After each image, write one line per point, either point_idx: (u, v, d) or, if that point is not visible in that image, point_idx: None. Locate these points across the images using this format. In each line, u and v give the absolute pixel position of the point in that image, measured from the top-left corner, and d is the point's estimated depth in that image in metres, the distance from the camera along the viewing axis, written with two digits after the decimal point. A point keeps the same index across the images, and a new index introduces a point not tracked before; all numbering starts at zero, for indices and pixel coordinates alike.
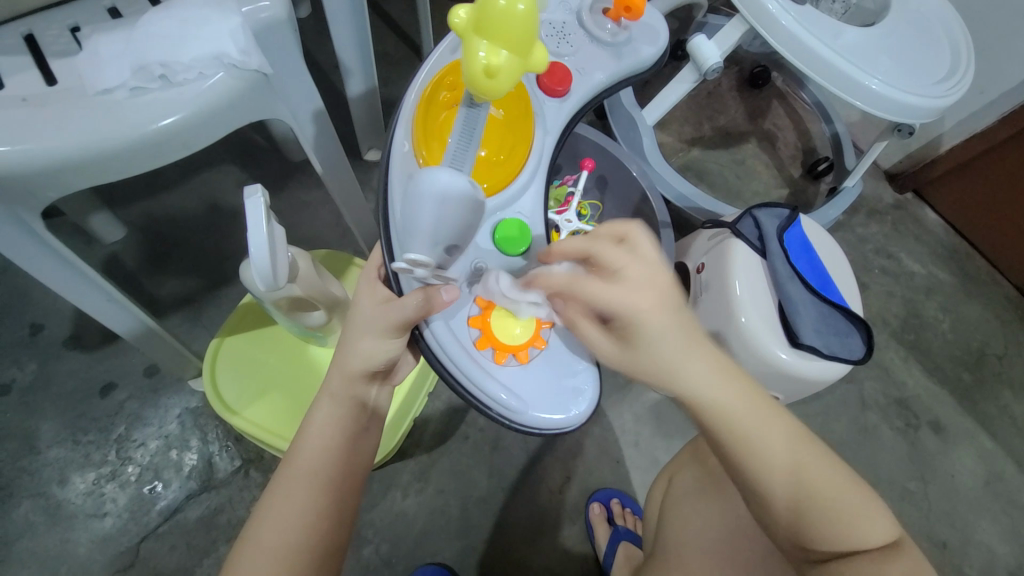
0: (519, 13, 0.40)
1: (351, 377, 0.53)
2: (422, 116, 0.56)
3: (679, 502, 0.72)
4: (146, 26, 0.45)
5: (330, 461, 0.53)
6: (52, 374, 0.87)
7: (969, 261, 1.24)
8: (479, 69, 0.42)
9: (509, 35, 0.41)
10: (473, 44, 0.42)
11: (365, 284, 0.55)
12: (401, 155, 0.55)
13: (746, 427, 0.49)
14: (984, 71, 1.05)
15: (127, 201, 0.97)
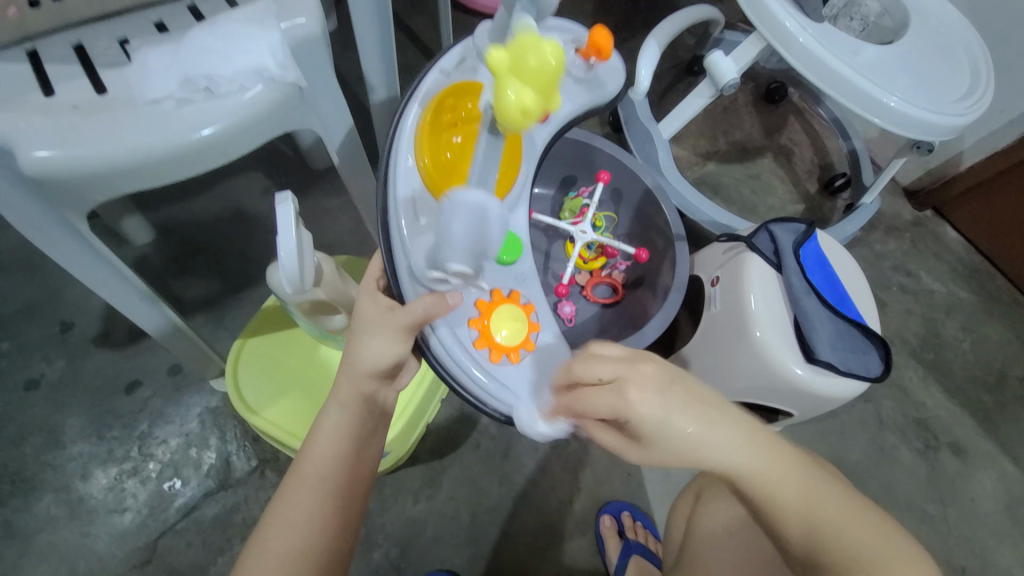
0: (553, 65, 0.39)
1: (360, 380, 0.54)
2: (424, 133, 0.59)
3: (702, 515, 0.72)
4: (193, 41, 0.47)
5: (338, 467, 0.53)
6: (81, 370, 0.90)
7: (991, 280, 1.22)
8: (512, 112, 0.40)
9: (542, 83, 0.40)
10: (506, 87, 0.40)
11: (366, 294, 0.57)
12: (404, 170, 0.58)
13: (766, 493, 0.49)
14: (1006, 89, 1.05)
15: (157, 205, 1.01)
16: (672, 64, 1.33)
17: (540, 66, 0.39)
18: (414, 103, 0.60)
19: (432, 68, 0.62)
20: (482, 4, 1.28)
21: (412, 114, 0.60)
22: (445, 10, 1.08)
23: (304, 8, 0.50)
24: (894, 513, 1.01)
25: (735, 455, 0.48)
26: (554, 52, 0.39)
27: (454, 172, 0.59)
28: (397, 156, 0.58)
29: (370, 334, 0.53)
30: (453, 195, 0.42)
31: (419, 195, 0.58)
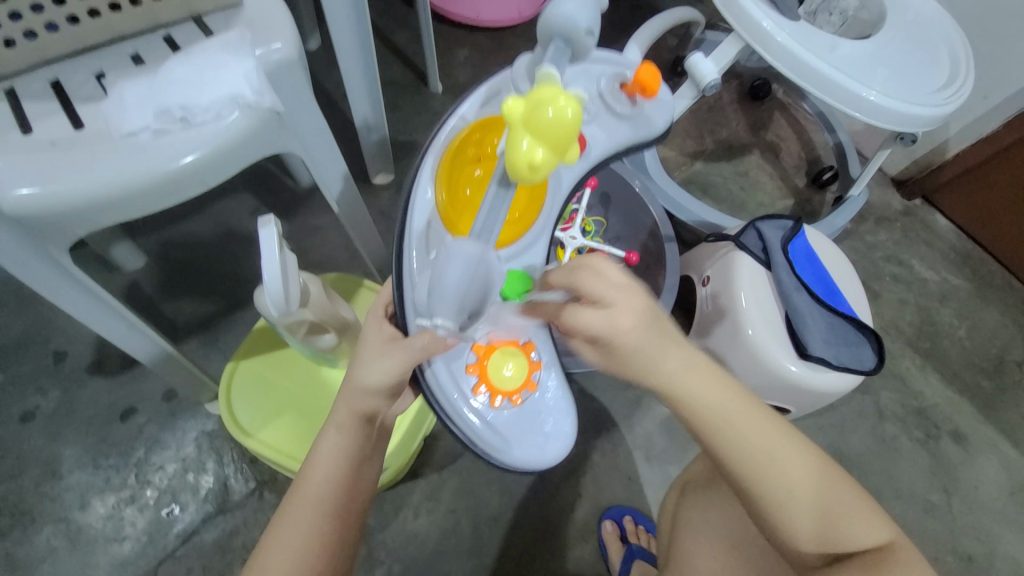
0: (569, 117, 0.38)
1: (359, 404, 0.53)
2: (445, 167, 0.61)
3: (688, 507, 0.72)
4: (168, 73, 0.48)
5: (336, 489, 0.53)
6: (75, 400, 0.90)
7: (983, 266, 1.22)
8: (520, 160, 0.39)
9: (557, 136, 0.39)
10: (517, 136, 0.39)
11: (373, 320, 0.58)
12: (421, 202, 0.60)
13: (751, 443, 0.51)
14: (986, 77, 1.06)
15: (146, 230, 1.01)
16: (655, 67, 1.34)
17: (557, 117, 0.38)
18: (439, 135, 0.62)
19: (464, 100, 0.64)
20: (463, 16, 1.29)
21: (436, 144, 0.62)
22: (426, 25, 1.09)
23: (280, 34, 0.50)
24: (897, 505, 1.00)
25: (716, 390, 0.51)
26: (571, 106, 0.38)
27: (469, 210, 0.61)
28: (417, 188, 0.60)
29: (371, 359, 0.52)
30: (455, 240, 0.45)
31: (433, 229, 0.59)
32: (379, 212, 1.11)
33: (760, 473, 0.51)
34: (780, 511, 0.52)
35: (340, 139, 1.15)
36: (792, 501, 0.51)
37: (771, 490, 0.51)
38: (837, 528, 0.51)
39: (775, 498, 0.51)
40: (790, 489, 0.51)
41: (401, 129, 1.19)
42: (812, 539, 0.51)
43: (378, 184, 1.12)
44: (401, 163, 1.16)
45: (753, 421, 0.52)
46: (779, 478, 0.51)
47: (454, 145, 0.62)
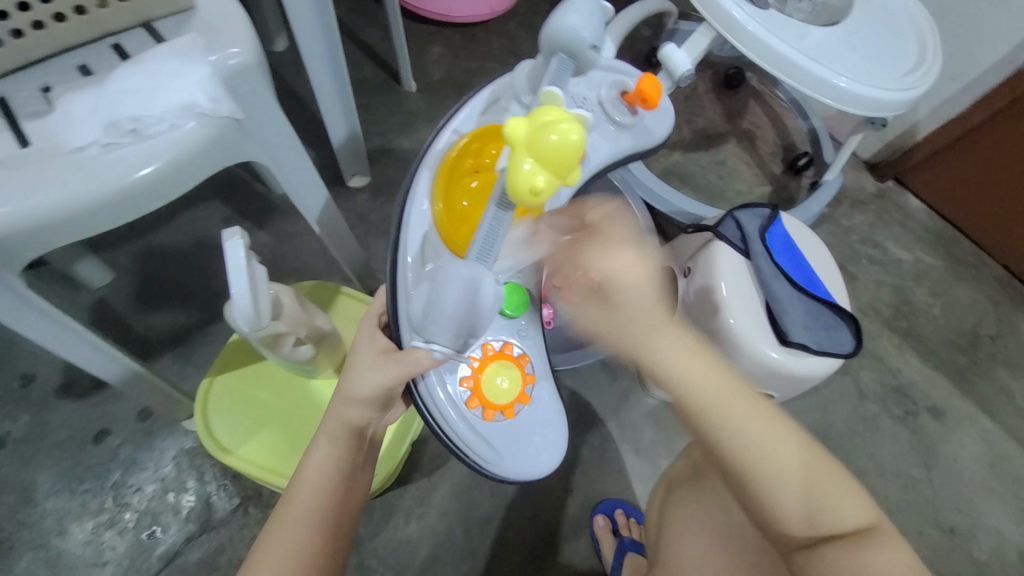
0: (573, 140, 0.42)
1: (348, 416, 0.52)
2: (441, 178, 0.62)
3: (675, 511, 0.72)
4: (116, 83, 0.46)
5: (324, 505, 0.51)
6: (45, 425, 0.86)
7: (955, 244, 1.25)
8: (523, 181, 0.42)
9: (560, 159, 0.42)
10: (521, 157, 0.43)
11: (366, 331, 0.58)
12: (418, 213, 0.60)
13: (733, 418, 0.50)
14: (952, 59, 1.08)
15: (113, 244, 0.97)
16: (630, 58, 1.34)
17: (561, 140, 0.42)
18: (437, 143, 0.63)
19: (462, 109, 0.64)
20: (434, 12, 1.27)
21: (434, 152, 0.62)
22: (395, 22, 1.07)
23: (235, 38, 0.49)
24: (880, 482, 1.03)
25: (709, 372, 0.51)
26: (575, 130, 0.42)
27: (464, 223, 0.62)
28: (413, 199, 0.60)
29: (362, 372, 0.53)
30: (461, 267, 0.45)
31: (430, 242, 0.59)
32: (356, 215, 1.09)
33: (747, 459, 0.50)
34: (768, 497, 0.51)
35: (313, 141, 1.12)
36: (786, 485, 0.50)
37: (760, 477, 0.50)
38: (824, 513, 0.51)
39: (762, 483, 0.51)
40: (774, 471, 0.50)
41: (376, 128, 1.17)
42: (799, 524, 0.51)
43: (354, 187, 1.10)
44: (377, 165, 1.14)
45: (746, 405, 0.51)
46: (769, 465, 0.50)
47: (454, 152, 0.62)
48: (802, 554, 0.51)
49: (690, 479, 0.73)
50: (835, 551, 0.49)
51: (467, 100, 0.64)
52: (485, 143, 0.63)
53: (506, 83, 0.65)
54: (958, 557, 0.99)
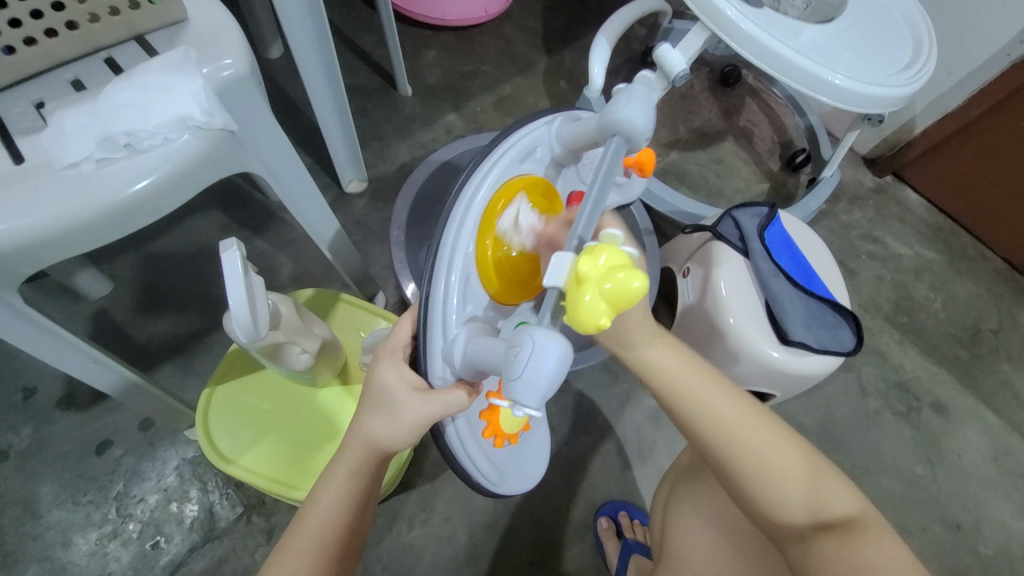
0: (633, 288, 0.38)
1: (369, 449, 0.49)
2: (489, 215, 0.53)
3: (676, 502, 0.71)
4: (108, 98, 0.45)
5: (339, 532, 0.49)
6: (48, 437, 0.86)
7: (955, 238, 1.25)
8: (584, 317, 0.39)
9: (619, 305, 0.39)
10: (578, 290, 0.39)
11: (388, 363, 0.51)
12: (463, 254, 0.51)
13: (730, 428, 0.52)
14: (949, 52, 1.08)
15: (112, 255, 0.97)
16: (626, 57, 1.34)
17: (620, 286, 0.38)
18: (475, 181, 0.53)
19: (506, 147, 0.55)
20: (429, 16, 1.27)
21: (477, 191, 0.52)
22: (390, 27, 1.07)
23: (228, 50, 0.49)
24: (883, 479, 1.02)
25: (691, 375, 0.54)
26: (636, 277, 0.38)
27: (501, 275, 0.54)
28: (460, 235, 0.51)
29: (389, 410, 0.48)
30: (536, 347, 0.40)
31: (472, 283, 0.52)
32: (353, 221, 1.09)
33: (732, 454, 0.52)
34: (760, 492, 0.52)
35: (310, 148, 1.13)
36: (780, 475, 0.51)
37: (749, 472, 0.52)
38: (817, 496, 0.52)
39: (753, 480, 0.52)
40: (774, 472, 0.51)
41: (372, 134, 1.17)
42: (796, 514, 0.51)
43: (352, 193, 1.11)
44: (374, 170, 1.14)
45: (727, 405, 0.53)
46: (757, 461, 0.51)
47: (500, 199, 0.54)
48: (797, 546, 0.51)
49: (692, 474, 0.71)
50: (829, 545, 0.49)
51: (509, 136, 0.56)
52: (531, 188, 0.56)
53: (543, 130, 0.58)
54: (964, 552, 0.99)
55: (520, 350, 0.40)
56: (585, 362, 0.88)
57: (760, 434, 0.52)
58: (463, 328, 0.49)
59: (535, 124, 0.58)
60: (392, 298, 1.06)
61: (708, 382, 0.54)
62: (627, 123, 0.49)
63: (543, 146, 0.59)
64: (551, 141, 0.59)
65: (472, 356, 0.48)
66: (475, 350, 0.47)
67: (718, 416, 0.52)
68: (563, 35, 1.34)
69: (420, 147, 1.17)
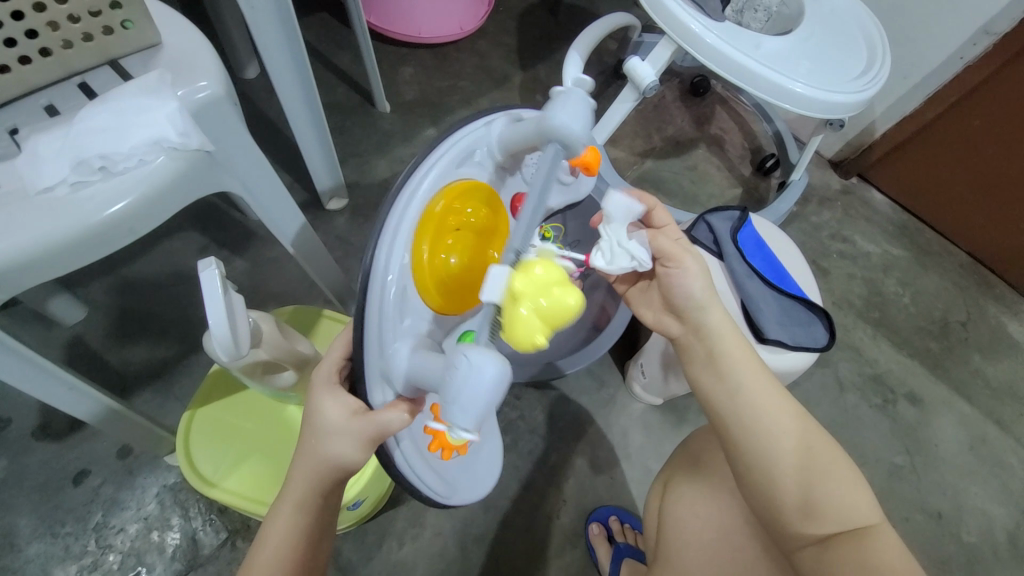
0: (569, 304, 0.43)
1: (320, 474, 0.49)
2: (425, 225, 0.51)
3: (673, 506, 0.69)
4: (82, 121, 0.45)
5: (297, 558, 0.49)
6: (22, 468, 0.84)
7: (920, 235, 1.30)
8: (523, 334, 0.41)
9: (554, 320, 0.42)
10: (512, 307, 0.42)
11: (325, 391, 0.50)
12: (399, 269, 0.49)
13: (763, 412, 0.55)
14: (903, 58, 1.14)
15: (88, 279, 0.96)
16: (599, 71, 1.38)
17: (558, 302, 0.42)
18: (419, 175, 0.51)
19: (440, 153, 0.52)
20: (405, 34, 1.29)
21: (419, 186, 0.51)
22: (366, 44, 1.09)
23: (204, 72, 0.50)
24: (866, 471, 1.05)
25: (744, 362, 0.57)
26: (572, 293, 0.43)
27: (441, 279, 0.53)
28: (392, 249, 0.49)
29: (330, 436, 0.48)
30: (475, 358, 0.40)
31: (409, 298, 0.51)
32: (334, 237, 1.09)
33: (765, 439, 0.54)
34: (784, 484, 0.53)
35: (289, 166, 1.13)
36: (814, 473, 0.53)
37: (775, 461, 0.54)
38: (840, 501, 0.52)
39: (782, 472, 0.53)
40: (800, 462, 0.53)
41: (352, 151, 1.19)
42: (819, 515, 0.52)
43: (333, 210, 1.11)
44: (355, 186, 1.15)
45: (767, 391, 0.56)
46: (796, 461, 0.53)
47: (441, 201, 0.53)
48: (815, 550, 0.52)
49: (693, 468, 0.70)
50: (844, 542, 0.50)
51: (456, 132, 0.55)
52: (467, 193, 0.55)
53: (480, 130, 0.56)
54: (948, 539, 1.01)
55: (460, 368, 0.40)
56: (574, 367, 0.89)
57: (786, 423, 0.55)
58: (401, 343, 0.49)
59: (478, 122, 0.57)
60: None
61: (769, 385, 0.57)
62: (565, 129, 0.51)
63: (482, 149, 0.57)
64: (490, 143, 0.58)
65: (412, 373, 0.48)
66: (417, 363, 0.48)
67: (772, 417, 0.55)
68: (537, 50, 1.38)
69: (400, 163, 1.19)
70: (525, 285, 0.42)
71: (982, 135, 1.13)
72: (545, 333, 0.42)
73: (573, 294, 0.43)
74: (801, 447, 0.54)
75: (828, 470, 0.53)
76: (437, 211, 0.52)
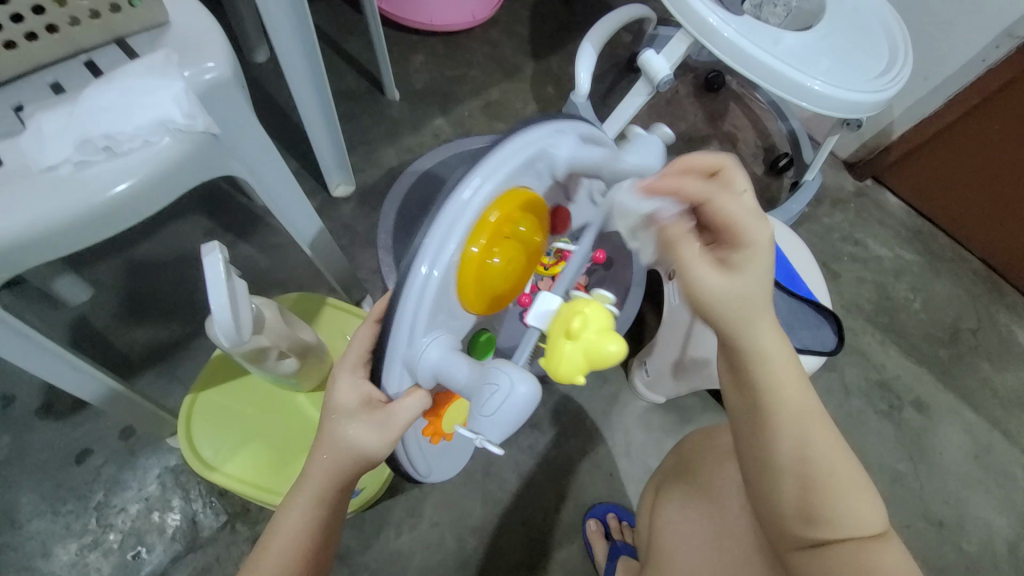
0: (609, 349, 0.43)
1: (337, 470, 0.48)
2: (475, 233, 0.45)
3: (666, 508, 0.70)
4: (88, 100, 0.45)
5: (308, 541, 0.49)
6: (26, 446, 0.84)
7: (934, 240, 1.28)
8: (560, 367, 0.44)
9: (593, 361, 0.44)
10: (560, 342, 0.44)
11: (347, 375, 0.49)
12: (437, 285, 0.43)
13: (788, 419, 0.50)
14: (925, 58, 1.11)
15: (93, 260, 0.96)
16: (612, 63, 1.36)
17: (597, 345, 0.43)
18: (471, 185, 0.43)
19: (501, 158, 0.45)
20: (417, 21, 1.27)
21: (470, 198, 0.43)
22: (377, 30, 1.07)
23: (211, 53, 0.49)
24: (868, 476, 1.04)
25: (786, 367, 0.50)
26: (612, 340, 0.43)
27: (480, 288, 0.48)
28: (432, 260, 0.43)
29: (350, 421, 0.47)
30: (508, 377, 0.44)
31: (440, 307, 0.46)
32: (340, 225, 1.09)
33: (784, 447, 0.50)
34: (793, 492, 0.50)
35: (297, 152, 1.12)
36: (828, 484, 0.49)
37: (787, 468, 0.50)
38: (855, 522, 0.49)
39: (794, 481, 0.50)
40: (815, 471, 0.49)
41: (360, 138, 1.17)
42: (822, 524, 0.49)
43: (339, 197, 1.11)
44: (362, 174, 1.14)
45: (797, 396, 0.50)
46: (819, 483, 0.49)
47: (495, 211, 0.45)
48: (808, 554, 0.50)
49: (684, 473, 0.71)
50: (841, 550, 0.49)
51: (517, 134, 0.47)
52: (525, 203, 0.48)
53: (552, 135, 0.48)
54: (948, 548, 1.00)
55: (493, 388, 0.44)
56: None
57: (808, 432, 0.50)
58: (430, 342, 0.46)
59: (544, 129, 0.48)
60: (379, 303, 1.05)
61: (807, 400, 0.51)
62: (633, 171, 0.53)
63: (547, 160, 0.49)
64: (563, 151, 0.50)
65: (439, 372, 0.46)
66: (445, 370, 0.46)
67: (800, 435, 0.50)
68: (550, 40, 1.36)
69: (408, 151, 1.18)
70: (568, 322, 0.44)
71: (1002, 140, 1.10)
72: (580, 370, 0.44)
73: (614, 340, 0.43)
74: (819, 457, 0.49)
75: (842, 482, 0.49)
76: (490, 224, 0.45)
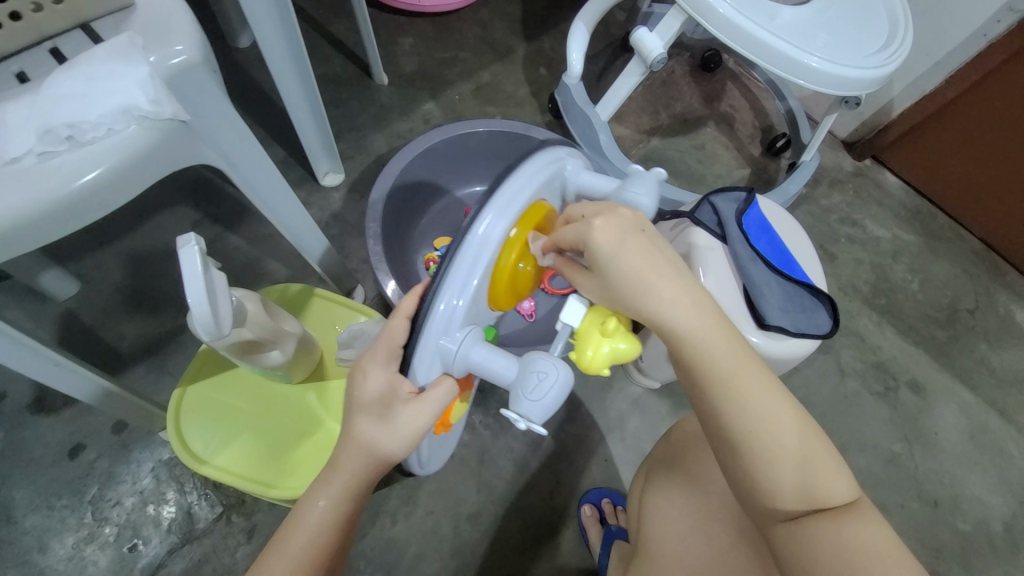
0: (625, 349, 0.49)
1: (372, 459, 0.47)
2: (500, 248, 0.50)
3: (653, 495, 0.70)
4: (50, 87, 0.43)
5: (332, 532, 0.47)
6: (19, 442, 0.84)
7: (932, 220, 1.26)
8: (588, 363, 0.50)
9: (613, 359, 0.50)
10: (596, 341, 0.49)
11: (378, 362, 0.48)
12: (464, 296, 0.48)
13: (739, 402, 0.47)
14: (925, 32, 1.08)
15: (78, 254, 0.95)
16: (606, 43, 1.32)
17: (616, 347, 0.49)
18: (490, 217, 0.48)
19: (516, 182, 0.50)
20: (404, 3, 1.24)
21: (491, 226, 0.48)
22: (362, 11, 1.04)
23: (179, 35, 0.47)
24: (863, 458, 1.04)
25: (728, 351, 0.48)
26: (627, 341, 0.49)
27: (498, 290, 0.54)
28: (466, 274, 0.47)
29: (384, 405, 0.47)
30: (549, 363, 0.49)
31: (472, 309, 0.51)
32: (329, 214, 1.07)
33: (743, 429, 0.47)
34: (764, 473, 0.47)
35: (284, 140, 1.10)
36: (793, 458, 0.47)
37: (754, 448, 0.47)
38: (818, 484, 0.47)
39: (760, 462, 0.47)
40: (780, 450, 0.47)
41: (348, 125, 1.15)
42: (795, 497, 0.47)
43: (328, 186, 1.09)
44: (351, 161, 1.12)
45: (748, 377, 0.48)
46: (777, 452, 0.47)
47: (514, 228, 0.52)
48: (786, 528, 0.48)
49: (669, 461, 0.70)
50: (816, 523, 0.47)
51: (520, 169, 0.52)
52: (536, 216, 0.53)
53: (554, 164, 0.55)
54: (942, 527, 1.01)
55: (540, 374, 0.48)
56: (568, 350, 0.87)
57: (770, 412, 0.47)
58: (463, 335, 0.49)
59: (542, 160, 0.54)
60: (371, 293, 1.04)
61: (757, 380, 0.48)
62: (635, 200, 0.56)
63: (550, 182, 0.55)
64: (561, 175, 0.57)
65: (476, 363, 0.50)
66: (483, 363, 0.50)
67: (751, 406, 0.47)
68: (542, 20, 1.32)
69: (398, 138, 1.15)
70: (592, 326, 0.50)
71: (1004, 116, 1.07)
72: (602, 367, 0.50)
73: (630, 341, 0.50)
74: (782, 436, 0.47)
75: (809, 454, 0.48)
76: (511, 241, 0.52)
